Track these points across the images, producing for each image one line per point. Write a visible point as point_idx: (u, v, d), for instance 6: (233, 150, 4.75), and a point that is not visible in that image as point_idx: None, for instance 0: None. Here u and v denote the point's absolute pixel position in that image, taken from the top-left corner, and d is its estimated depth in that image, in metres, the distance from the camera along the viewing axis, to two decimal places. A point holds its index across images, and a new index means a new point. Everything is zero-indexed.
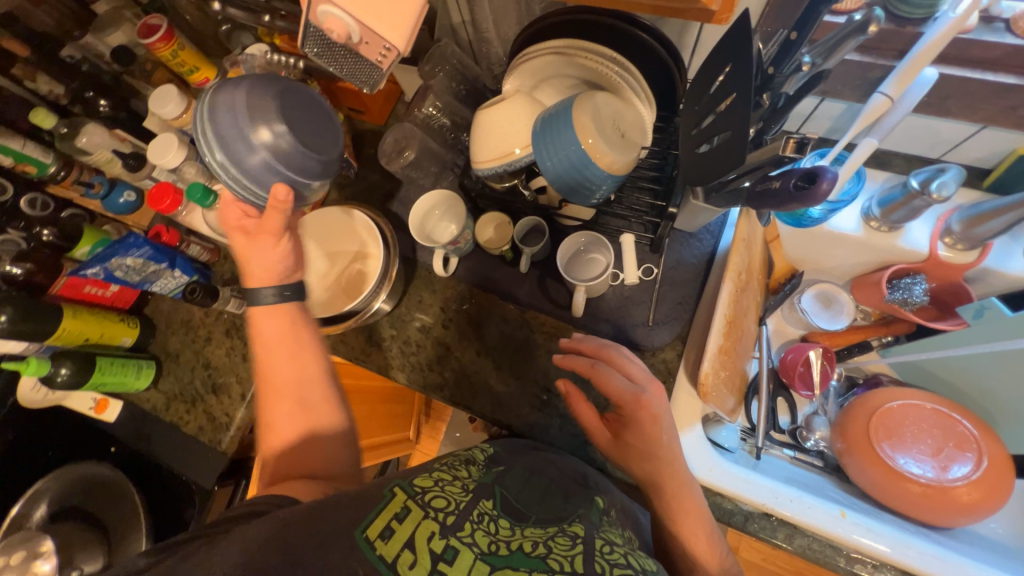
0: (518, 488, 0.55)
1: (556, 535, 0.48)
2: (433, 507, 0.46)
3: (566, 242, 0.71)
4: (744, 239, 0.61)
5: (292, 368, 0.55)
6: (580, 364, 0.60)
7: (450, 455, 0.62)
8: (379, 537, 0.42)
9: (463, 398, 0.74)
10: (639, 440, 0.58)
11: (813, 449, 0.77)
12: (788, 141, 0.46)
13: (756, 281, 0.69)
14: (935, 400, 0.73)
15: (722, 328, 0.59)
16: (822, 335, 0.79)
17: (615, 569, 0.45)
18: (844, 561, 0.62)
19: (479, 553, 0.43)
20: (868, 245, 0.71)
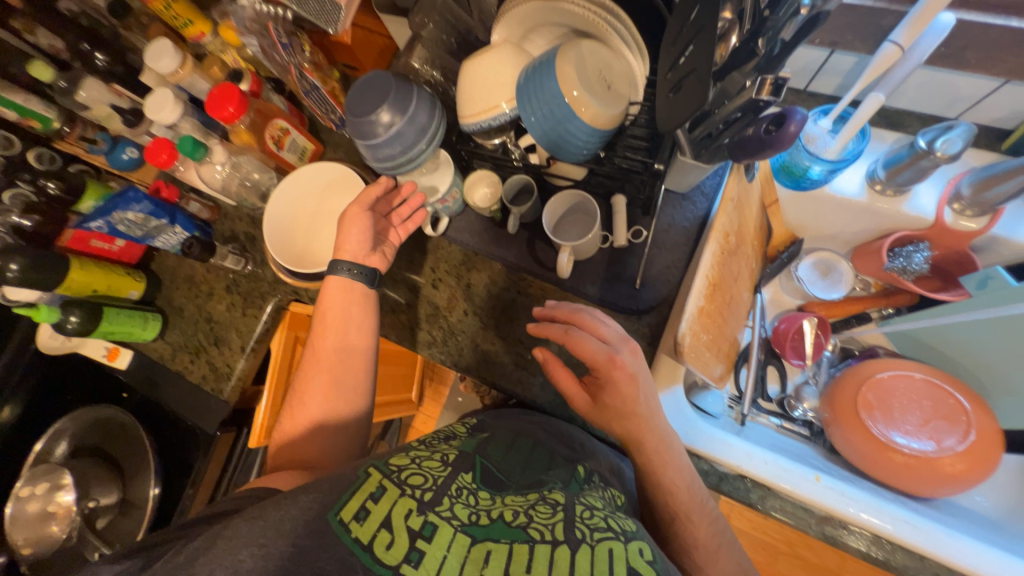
0: (502, 457, 0.57)
1: (537, 503, 0.48)
2: (410, 485, 0.47)
3: (552, 202, 0.69)
4: (733, 198, 0.58)
5: (336, 375, 0.65)
6: (555, 331, 0.58)
7: (431, 434, 0.63)
8: (353, 519, 0.44)
9: (450, 354, 0.75)
10: (616, 400, 0.57)
11: (801, 418, 0.77)
12: (763, 84, 0.43)
13: (747, 246, 0.67)
14: (927, 371, 0.72)
15: (704, 290, 0.58)
16: (818, 305, 0.78)
17: (595, 534, 0.44)
18: (815, 524, 0.62)
19: (459, 525, 0.44)
20: (870, 210, 0.68)
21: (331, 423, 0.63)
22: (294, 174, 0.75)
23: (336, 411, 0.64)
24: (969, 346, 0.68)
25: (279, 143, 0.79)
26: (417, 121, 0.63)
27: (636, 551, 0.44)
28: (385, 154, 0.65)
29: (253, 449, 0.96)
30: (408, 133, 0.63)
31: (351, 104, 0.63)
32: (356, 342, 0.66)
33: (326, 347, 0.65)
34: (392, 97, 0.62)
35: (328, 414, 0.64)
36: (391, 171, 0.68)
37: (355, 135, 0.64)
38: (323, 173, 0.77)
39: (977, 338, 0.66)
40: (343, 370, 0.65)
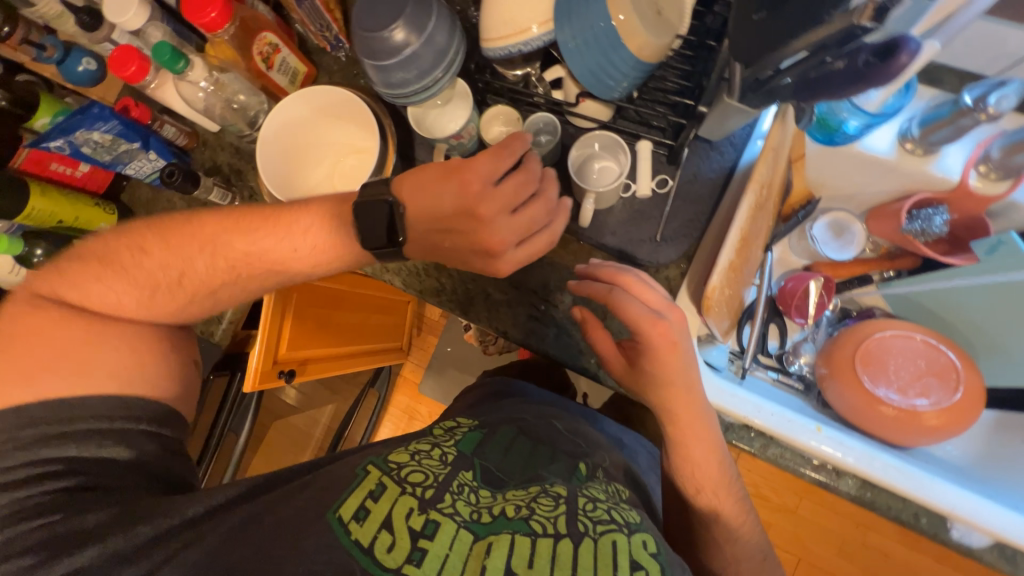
0: (500, 460, 0.66)
1: (540, 496, 0.57)
2: (410, 483, 0.56)
3: (579, 145, 0.66)
4: (773, 147, 0.56)
5: (219, 289, 0.64)
6: (598, 291, 0.60)
7: (431, 429, 0.73)
8: (353, 520, 0.52)
9: (460, 303, 0.73)
10: (655, 367, 0.60)
11: (796, 373, 0.80)
12: (867, 6, 0.38)
13: (774, 203, 0.65)
14: (924, 332, 0.75)
15: (737, 245, 0.57)
16: (825, 265, 0.79)
17: (597, 526, 0.53)
18: (807, 468, 0.66)
19: (461, 521, 0.53)
20: (900, 170, 0.66)
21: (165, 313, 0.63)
22: (301, 92, 0.66)
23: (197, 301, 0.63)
24: (970, 308, 0.70)
25: (268, 61, 0.69)
26: (438, 44, 0.56)
27: (639, 544, 0.52)
28: (397, 79, 0.58)
29: (246, 393, 0.94)
30: (425, 56, 0.56)
31: (361, 17, 0.56)
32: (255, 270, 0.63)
33: (233, 267, 0.62)
34: (410, 13, 0.55)
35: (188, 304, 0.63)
36: (402, 100, 0.60)
37: (362, 54, 0.57)
38: (337, 103, 0.68)
39: (978, 303, 0.68)
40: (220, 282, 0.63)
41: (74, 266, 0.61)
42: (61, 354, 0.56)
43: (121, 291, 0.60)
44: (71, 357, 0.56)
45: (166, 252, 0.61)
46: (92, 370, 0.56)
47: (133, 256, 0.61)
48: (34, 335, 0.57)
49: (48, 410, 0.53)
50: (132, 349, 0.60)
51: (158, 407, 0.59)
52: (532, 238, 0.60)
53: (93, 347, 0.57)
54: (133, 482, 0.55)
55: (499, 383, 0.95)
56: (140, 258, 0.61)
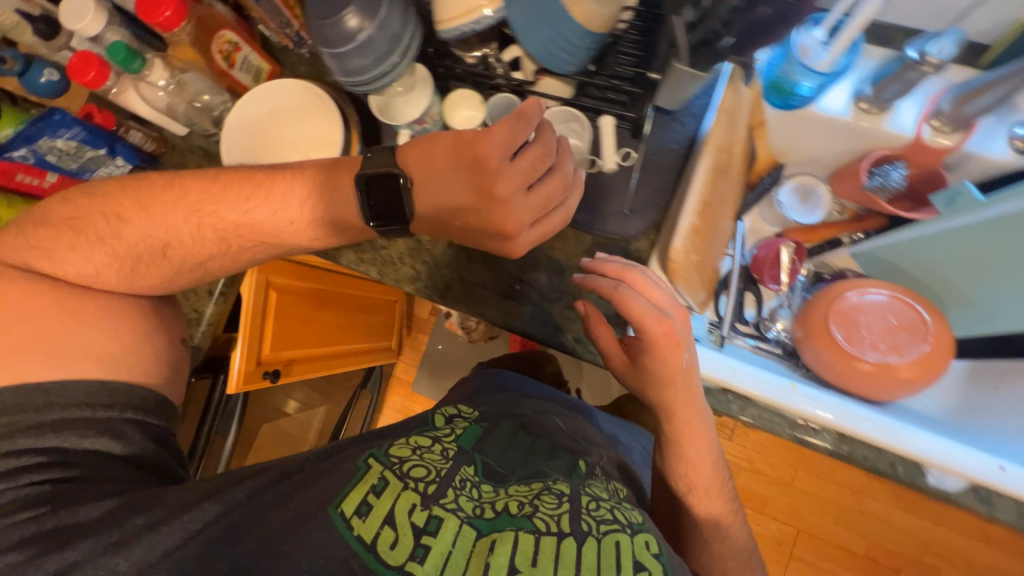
0: (500, 455, 0.68)
1: (542, 493, 0.58)
2: (413, 479, 0.59)
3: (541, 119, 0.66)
4: (727, 111, 0.59)
5: (207, 261, 0.65)
6: (603, 285, 0.60)
7: (430, 420, 0.75)
8: (356, 516, 0.55)
9: (436, 288, 0.73)
10: (656, 366, 0.61)
11: (774, 338, 0.81)
12: None
13: (736, 168, 0.67)
14: (891, 288, 0.76)
15: (697, 208, 0.59)
16: (797, 231, 0.81)
17: (600, 525, 0.54)
18: (789, 428, 0.66)
19: (462, 517, 0.55)
20: (856, 130, 0.67)
21: (145, 286, 0.63)
22: (298, 80, 0.68)
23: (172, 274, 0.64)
24: (931, 262, 0.71)
25: (229, 59, 0.70)
26: (392, 27, 0.57)
27: (642, 544, 0.52)
28: (355, 66, 0.58)
29: (232, 395, 0.94)
30: (380, 40, 0.57)
31: (314, 5, 0.56)
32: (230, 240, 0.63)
33: (226, 239, 0.63)
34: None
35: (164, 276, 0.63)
36: (362, 87, 0.61)
37: (319, 43, 0.57)
38: (314, 99, 0.68)
39: (942, 255, 0.69)
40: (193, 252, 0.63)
41: (45, 234, 0.61)
42: (37, 332, 0.56)
43: (94, 258, 0.60)
44: (41, 338, 0.56)
45: (148, 220, 0.61)
46: (67, 358, 0.57)
47: (110, 224, 0.61)
48: (4, 310, 0.57)
49: (24, 396, 0.54)
50: (108, 329, 0.60)
51: (136, 399, 0.59)
52: (547, 217, 0.60)
53: (69, 329, 0.58)
54: (119, 473, 0.57)
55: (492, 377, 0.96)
56: (117, 226, 0.61)
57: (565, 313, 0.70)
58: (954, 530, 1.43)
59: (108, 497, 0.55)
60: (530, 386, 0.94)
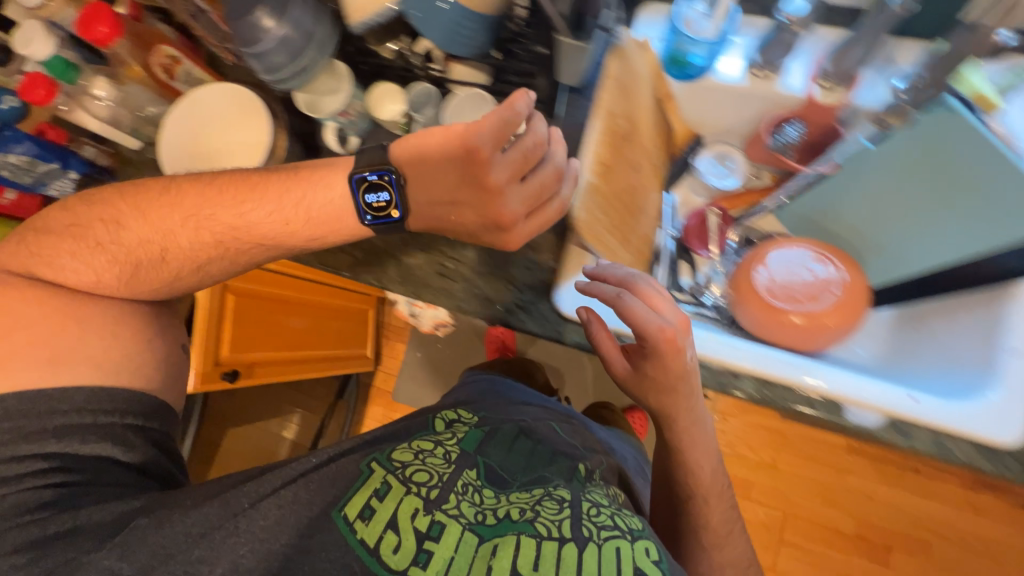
0: (500, 458, 0.75)
1: (542, 500, 0.65)
2: (415, 483, 0.66)
3: (450, 101, 0.68)
4: (614, 78, 0.61)
5: (204, 264, 0.66)
6: (606, 293, 0.61)
7: (433, 424, 0.82)
8: (360, 519, 0.62)
9: (373, 271, 0.76)
10: (659, 372, 0.63)
11: (711, 304, 0.83)
12: None
13: (642, 137, 0.70)
14: (812, 244, 0.77)
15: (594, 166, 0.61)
16: (723, 198, 0.84)
17: (599, 530, 0.59)
18: (710, 379, 0.66)
19: (465, 524, 0.62)
20: (754, 95, 0.73)
21: (136, 288, 0.66)
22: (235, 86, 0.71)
23: (176, 271, 0.66)
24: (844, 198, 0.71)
25: (169, 71, 0.75)
26: (303, 25, 0.62)
27: (642, 551, 0.58)
28: (276, 64, 0.64)
29: None
30: (294, 38, 0.62)
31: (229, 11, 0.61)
32: (242, 242, 0.65)
33: (218, 242, 0.65)
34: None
35: (171, 274, 0.66)
36: (286, 83, 0.66)
37: (239, 45, 0.62)
38: (251, 102, 0.70)
39: (849, 198, 0.71)
40: (200, 253, 0.65)
41: (46, 242, 0.63)
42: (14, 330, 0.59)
43: (95, 264, 0.63)
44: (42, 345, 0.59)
45: (146, 226, 0.63)
46: (70, 368, 0.60)
47: (110, 231, 0.64)
48: (4, 314, 0.60)
49: (27, 403, 0.57)
50: (110, 336, 0.63)
51: (130, 396, 0.62)
52: (542, 208, 0.62)
53: (71, 338, 0.60)
54: (119, 479, 0.62)
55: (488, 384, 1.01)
56: (117, 232, 0.64)
57: (495, 286, 0.72)
58: (940, 502, 1.41)
59: (113, 500, 0.60)
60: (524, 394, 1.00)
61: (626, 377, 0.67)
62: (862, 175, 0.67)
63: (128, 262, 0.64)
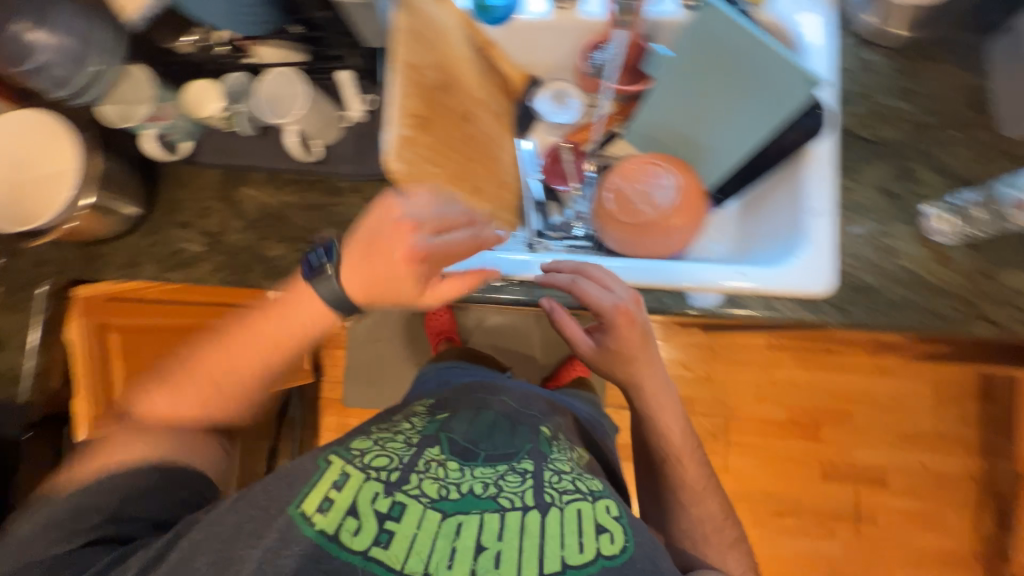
0: (468, 430, 0.72)
1: (505, 474, 0.65)
2: (374, 469, 0.63)
3: (260, 85, 0.67)
4: (411, 29, 0.62)
5: (244, 383, 0.66)
6: (563, 281, 0.67)
7: (394, 417, 0.78)
8: (320, 511, 0.59)
9: (238, 273, 0.75)
10: (619, 342, 0.69)
11: (582, 235, 0.88)
12: None
13: (467, 87, 0.73)
14: (653, 158, 0.81)
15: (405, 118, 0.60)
16: (572, 133, 0.88)
17: (561, 496, 0.63)
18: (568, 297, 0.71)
19: (427, 503, 0.60)
20: (564, 27, 0.79)
21: (227, 410, 0.68)
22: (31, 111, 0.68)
23: (229, 390, 0.66)
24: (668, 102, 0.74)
25: None
26: (88, 40, 0.66)
27: (602, 509, 0.63)
28: (64, 80, 0.65)
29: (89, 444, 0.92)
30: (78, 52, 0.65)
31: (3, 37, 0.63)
32: (271, 354, 0.66)
33: (278, 346, 0.65)
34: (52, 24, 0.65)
35: (223, 403, 0.67)
36: (84, 99, 0.68)
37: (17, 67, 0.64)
38: (52, 123, 0.67)
39: (664, 106, 0.75)
40: (231, 373, 0.65)
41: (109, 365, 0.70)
42: None
43: (151, 397, 0.67)
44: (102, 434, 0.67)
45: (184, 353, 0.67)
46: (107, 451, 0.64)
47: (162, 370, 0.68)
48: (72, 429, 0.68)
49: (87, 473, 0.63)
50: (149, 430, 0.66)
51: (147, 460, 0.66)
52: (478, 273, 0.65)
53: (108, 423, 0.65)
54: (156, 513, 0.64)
55: (441, 373, 1.02)
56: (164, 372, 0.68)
57: None
58: (854, 373, 1.56)
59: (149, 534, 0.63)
60: (459, 371, 1.03)
61: (595, 358, 0.75)
62: (681, 83, 0.71)
63: (171, 410, 0.66)
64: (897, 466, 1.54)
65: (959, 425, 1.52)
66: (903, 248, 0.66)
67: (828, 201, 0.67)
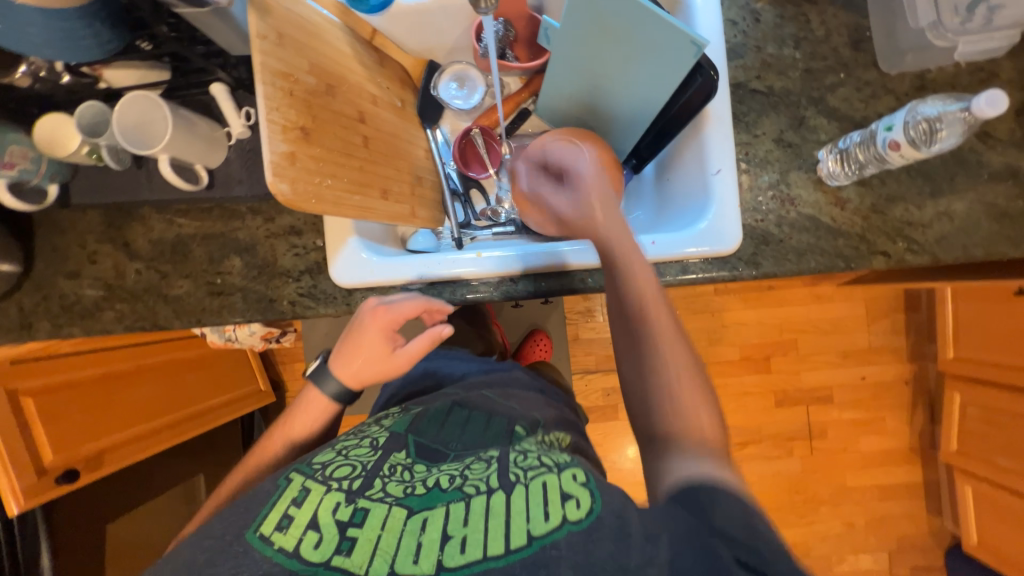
0: (437, 430, 0.61)
1: (473, 462, 0.54)
2: (336, 479, 0.52)
3: (116, 109, 0.59)
4: (272, 33, 0.55)
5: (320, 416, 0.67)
6: (538, 145, 0.72)
7: (365, 421, 0.68)
8: (276, 529, 0.48)
9: (144, 317, 0.71)
10: (567, 153, 0.68)
11: (507, 220, 0.87)
12: None
13: (356, 86, 0.68)
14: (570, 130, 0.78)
15: (279, 134, 0.55)
16: (481, 117, 0.86)
17: (529, 472, 0.50)
18: (491, 291, 0.71)
19: (392, 502, 0.50)
20: (450, 7, 0.73)
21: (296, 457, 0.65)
22: None
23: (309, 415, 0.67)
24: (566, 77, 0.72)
25: None
26: None
27: (568, 477, 0.49)
28: None
29: (26, 517, 0.88)
30: None
31: None
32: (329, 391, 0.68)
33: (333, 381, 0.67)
34: None
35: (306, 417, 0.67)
36: None
37: None
38: None
39: (564, 77, 0.72)
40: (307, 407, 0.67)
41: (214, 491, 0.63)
42: None
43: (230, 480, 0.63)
44: None
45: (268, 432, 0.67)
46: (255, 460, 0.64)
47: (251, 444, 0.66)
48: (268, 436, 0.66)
49: None
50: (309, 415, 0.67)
51: None
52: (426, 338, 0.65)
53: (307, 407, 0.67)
54: None
55: (420, 366, 0.85)
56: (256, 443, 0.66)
57: (273, 283, 0.70)
58: (794, 304, 1.65)
59: None
60: (439, 362, 0.84)
61: (572, 216, 0.66)
62: (581, 50, 0.67)
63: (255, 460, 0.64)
64: (840, 382, 1.67)
65: (889, 337, 1.65)
66: (803, 195, 0.68)
67: (726, 156, 0.67)
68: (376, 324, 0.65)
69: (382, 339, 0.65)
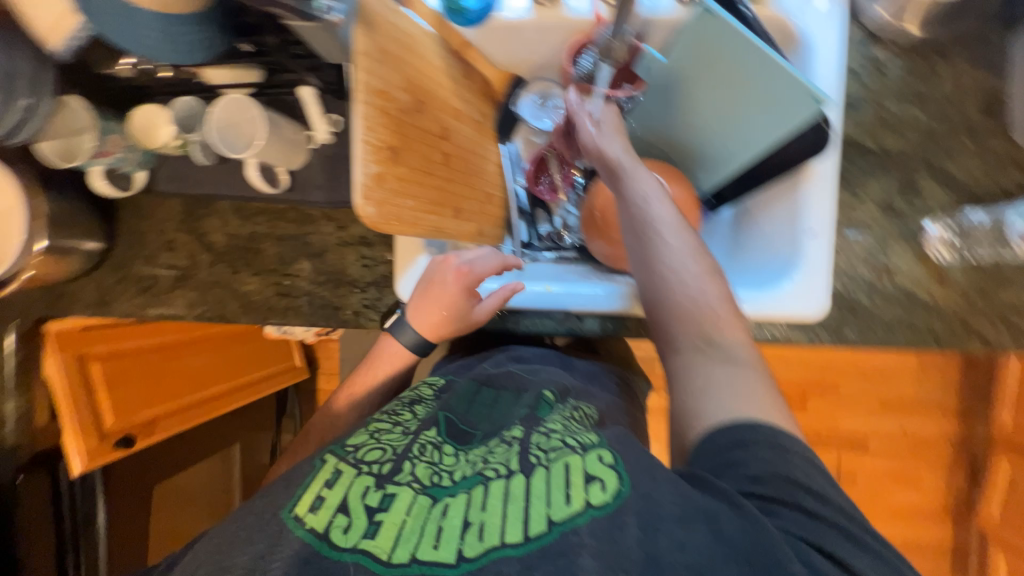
0: (467, 410, 0.59)
1: (495, 446, 0.52)
2: (367, 462, 0.50)
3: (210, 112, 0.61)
4: (374, 50, 0.54)
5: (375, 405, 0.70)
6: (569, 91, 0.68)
7: (396, 398, 0.64)
8: (309, 510, 0.47)
9: (215, 307, 0.72)
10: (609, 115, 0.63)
11: (571, 244, 0.85)
12: None
13: (443, 101, 0.67)
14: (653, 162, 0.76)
15: (371, 156, 0.54)
16: None
17: (552, 458, 0.48)
18: (561, 322, 0.70)
19: (420, 488, 0.48)
20: (545, 24, 0.71)
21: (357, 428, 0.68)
22: None
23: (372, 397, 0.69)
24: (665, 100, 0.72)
25: None
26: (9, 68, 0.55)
27: (593, 460, 0.47)
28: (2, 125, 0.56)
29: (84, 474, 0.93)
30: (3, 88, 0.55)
31: None
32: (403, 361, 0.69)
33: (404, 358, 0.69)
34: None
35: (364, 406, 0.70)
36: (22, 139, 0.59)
37: None
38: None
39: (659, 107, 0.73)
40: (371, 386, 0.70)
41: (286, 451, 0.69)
42: None
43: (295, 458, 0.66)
44: None
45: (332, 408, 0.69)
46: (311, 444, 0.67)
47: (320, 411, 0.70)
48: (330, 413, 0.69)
49: None
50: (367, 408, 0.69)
51: None
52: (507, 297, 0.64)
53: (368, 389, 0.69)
54: None
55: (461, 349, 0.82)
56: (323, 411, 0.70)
57: (339, 291, 0.71)
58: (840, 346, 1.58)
59: None
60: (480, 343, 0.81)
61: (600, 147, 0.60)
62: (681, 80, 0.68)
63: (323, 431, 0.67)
64: (877, 431, 1.60)
65: (937, 392, 1.57)
66: (902, 266, 0.63)
67: (826, 219, 0.62)
68: (450, 288, 0.63)
69: (457, 297, 0.63)
